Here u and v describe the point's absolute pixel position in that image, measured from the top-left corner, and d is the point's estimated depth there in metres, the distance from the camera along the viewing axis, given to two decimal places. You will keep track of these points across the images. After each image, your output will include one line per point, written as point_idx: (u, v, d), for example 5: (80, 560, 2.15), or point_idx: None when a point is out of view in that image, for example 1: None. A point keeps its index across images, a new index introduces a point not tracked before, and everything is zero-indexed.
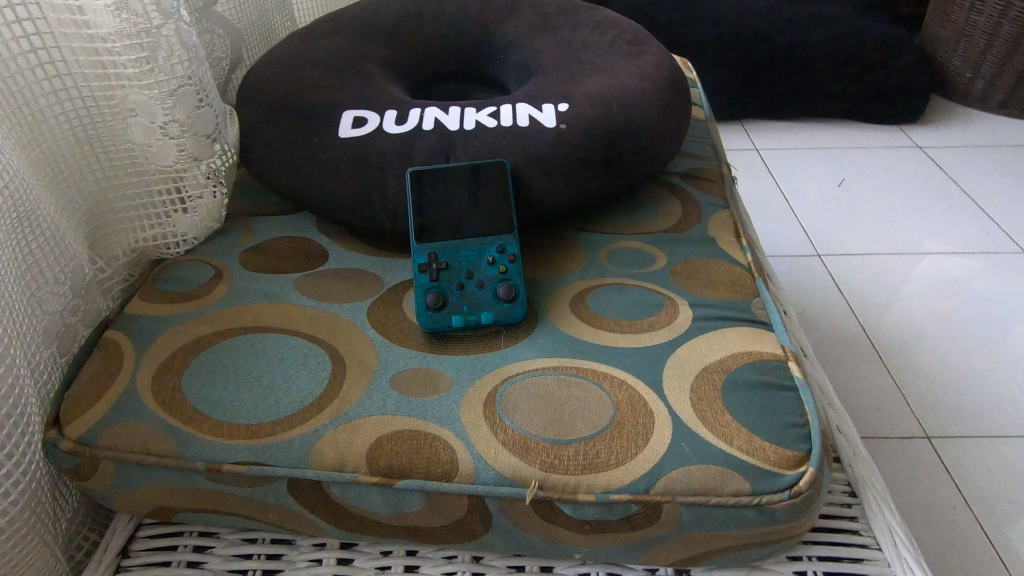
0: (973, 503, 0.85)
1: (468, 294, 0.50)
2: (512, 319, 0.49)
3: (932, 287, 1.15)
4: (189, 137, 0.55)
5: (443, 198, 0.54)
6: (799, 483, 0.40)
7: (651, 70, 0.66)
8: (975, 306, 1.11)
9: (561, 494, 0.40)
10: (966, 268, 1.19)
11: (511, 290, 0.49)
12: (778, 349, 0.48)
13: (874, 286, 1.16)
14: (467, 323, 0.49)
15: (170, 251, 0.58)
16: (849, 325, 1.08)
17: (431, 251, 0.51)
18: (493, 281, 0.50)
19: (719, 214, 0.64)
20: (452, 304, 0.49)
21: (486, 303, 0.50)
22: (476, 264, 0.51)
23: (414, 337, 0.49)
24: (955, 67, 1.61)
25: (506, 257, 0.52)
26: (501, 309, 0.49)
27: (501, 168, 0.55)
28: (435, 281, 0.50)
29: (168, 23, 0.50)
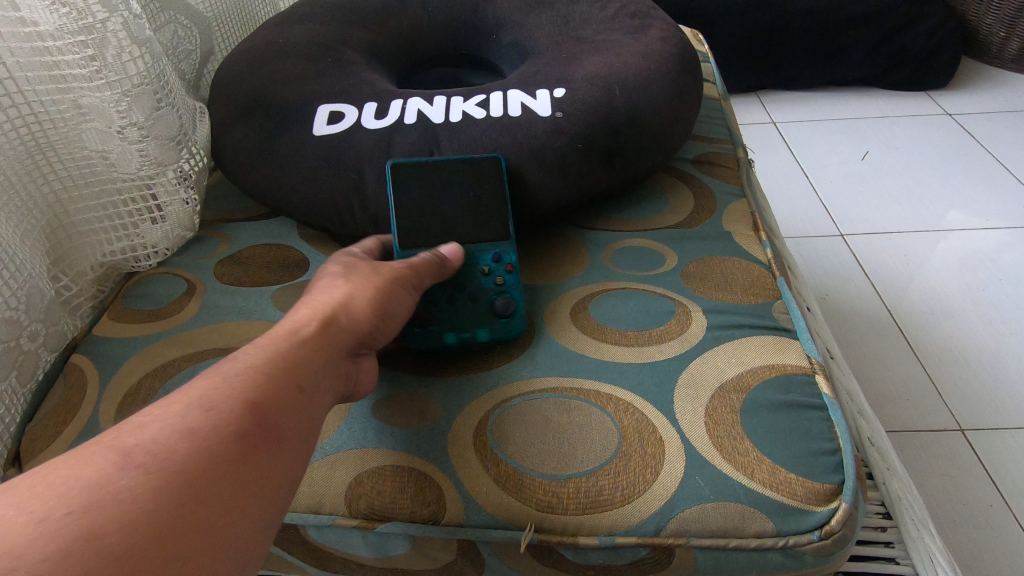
0: (1011, 501, 0.80)
1: (458, 307, 0.45)
2: (510, 334, 0.45)
3: (965, 264, 1.08)
4: (151, 141, 0.50)
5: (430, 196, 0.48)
6: (831, 522, 0.35)
7: (658, 47, 0.60)
8: (1013, 285, 1.04)
9: (561, 537, 0.36)
10: (1003, 242, 1.11)
11: (509, 303, 0.45)
12: (804, 361, 0.43)
13: (901, 266, 1.09)
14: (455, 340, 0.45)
15: (142, 264, 0.55)
16: (874, 310, 1.02)
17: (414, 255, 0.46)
18: (489, 292, 0.46)
19: (735, 205, 0.58)
20: (438, 319, 0.45)
21: (480, 318, 0.45)
22: (468, 273, 0.46)
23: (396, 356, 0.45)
24: (988, 26, 1.50)
25: (504, 265, 0.47)
26: (497, 325, 0.45)
27: (495, 164, 0.49)
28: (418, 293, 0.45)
29: (113, 17, 0.45)
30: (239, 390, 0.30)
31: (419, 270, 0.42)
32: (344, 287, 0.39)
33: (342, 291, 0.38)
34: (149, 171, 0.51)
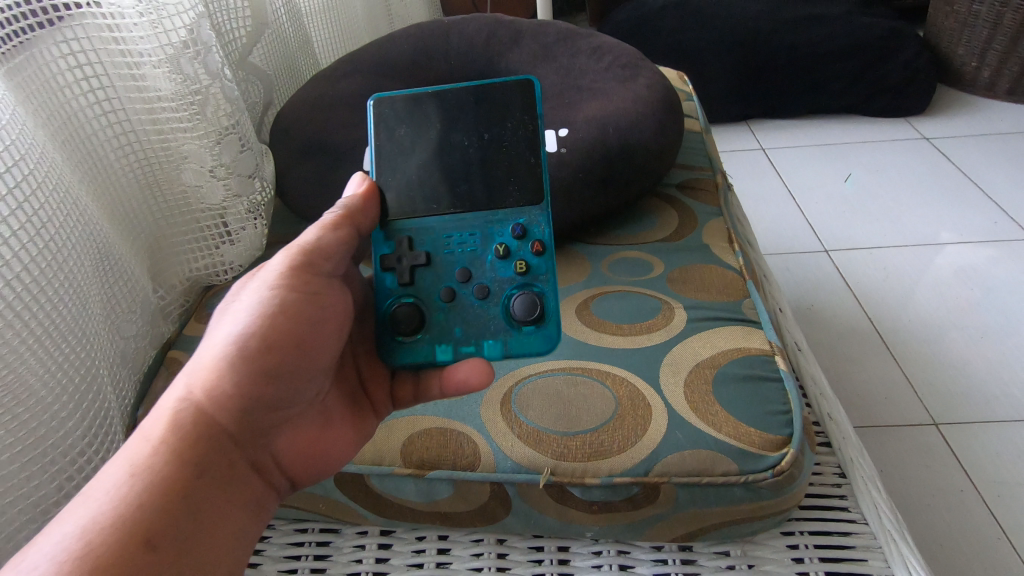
0: (980, 485, 0.87)
1: (465, 305, 0.45)
2: (536, 346, 0.44)
3: (954, 274, 1.17)
4: (233, 177, 0.61)
5: (448, 124, 0.49)
6: (781, 463, 0.45)
7: (644, 92, 0.72)
8: (990, 296, 1.12)
9: (572, 478, 0.46)
10: (985, 257, 1.20)
11: (533, 300, 0.43)
12: (766, 345, 0.54)
13: (887, 281, 1.18)
14: (459, 350, 0.44)
15: (220, 278, 0.66)
16: (859, 323, 1.10)
17: (405, 239, 0.46)
18: (509, 285, 0.45)
19: (713, 222, 0.69)
20: (440, 320, 0.44)
21: (494, 317, 0.44)
22: (482, 258, 0.46)
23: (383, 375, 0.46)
24: (961, 57, 1.60)
25: (529, 247, 0.46)
26: (514, 327, 0.44)
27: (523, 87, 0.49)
28: (412, 284, 0.45)
29: (214, 82, 0.57)
30: (102, 523, 0.31)
31: (300, 272, 0.39)
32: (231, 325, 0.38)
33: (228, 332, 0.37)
34: (228, 204, 0.62)
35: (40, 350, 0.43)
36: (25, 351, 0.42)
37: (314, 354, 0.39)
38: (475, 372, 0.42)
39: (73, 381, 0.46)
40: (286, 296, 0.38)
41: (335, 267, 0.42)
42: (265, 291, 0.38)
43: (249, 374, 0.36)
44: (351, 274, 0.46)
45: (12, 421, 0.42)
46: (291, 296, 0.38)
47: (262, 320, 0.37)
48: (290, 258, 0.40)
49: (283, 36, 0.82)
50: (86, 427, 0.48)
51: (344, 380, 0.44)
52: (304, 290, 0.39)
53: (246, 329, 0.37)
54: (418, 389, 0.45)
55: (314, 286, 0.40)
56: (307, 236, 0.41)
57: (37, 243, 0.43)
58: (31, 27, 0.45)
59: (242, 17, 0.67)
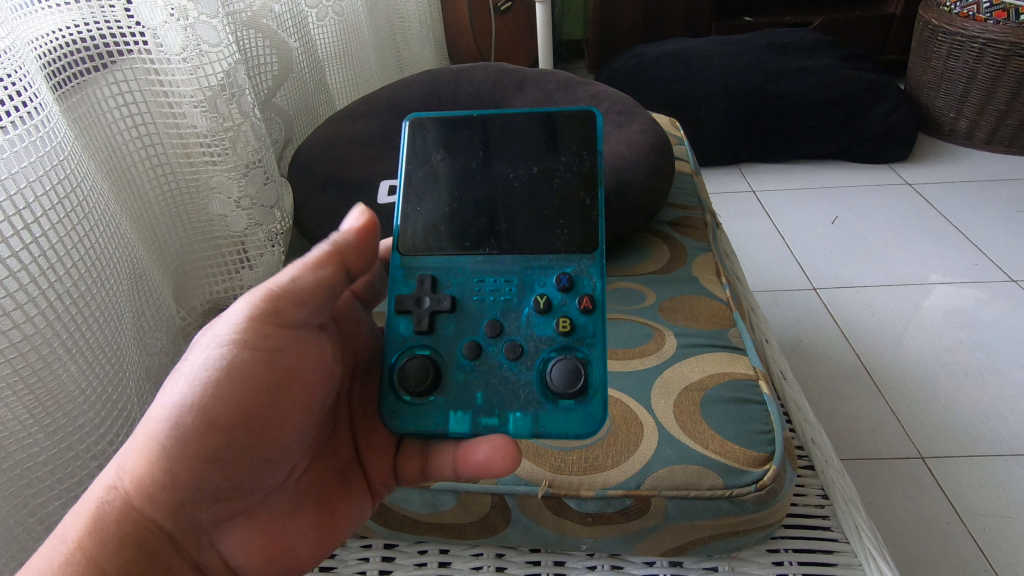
0: (966, 518, 0.86)
1: (492, 365, 0.42)
2: (576, 427, 0.40)
3: (942, 317, 1.16)
4: (257, 208, 0.65)
5: (494, 145, 0.48)
6: (763, 478, 0.49)
7: (638, 137, 0.78)
8: (971, 335, 1.12)
9: (569, 490, 0.49)
10: (971, 298, 1.20)
11: (575, 372, 0.40)
12: (751, 370, 0.58)
13: (878, 322, 1.16)
14: (479, 420, 0.41)
15: (237, 301, 0.70)
16: (849, 361, 1.09)
17: (429, 279, 0.45)
18: (547, 347, 0.42)
19: (702, 257, 0.74)
20: (461, 380, 0.42)
21: (526, 382, 0.41)
22: (518, 311, 0.44)
23: (388, 447, 0.45)
24: (940, 108, 1.68)
25: (575, 304, 0.43)
26: (548, 399, 0.41)
27: (584, 116, 0.48)
28: (431, 333, 0.43)
29: (245, 120, 0.61)
30: None
31: (266, 324, 0.38)
32: (173, 389, 0.36)
33: (169, 397, 0.36)
34: (249, 233, 0.66)
35: (81, 358, 0.45)
36: (66, 357, 0.44)
37: (266, 425, 0.38)
38: (498, 456, 0.39)
39: (105, 390, 0.48)
40: (237, 355, 0.37)
41: (308, 316, 0.40)
42: (216, 347, 0.37)
43: (187, 462, 0.36)
44: (350, 318, 0.47)
45: (53, 425, 0.44)
46: (243, 357, 0.37)
47: (205, 388, 0.36)
48: (250, 307, 0.38)
49: (303, 79, 0.88)
50: (115, 436, 0.50)
51: (329, 446, 0.44)
52: (260, 348, 0.38)
53: (190, 394, 0.36)
54: (426, 463, 0.44)
55: (274, 341, 0.38)
56: (282, 280, 0.39)
57: (88, 262, 0.47)
58: (84, 70, 0.52)
59: (269, 63, 0.73)
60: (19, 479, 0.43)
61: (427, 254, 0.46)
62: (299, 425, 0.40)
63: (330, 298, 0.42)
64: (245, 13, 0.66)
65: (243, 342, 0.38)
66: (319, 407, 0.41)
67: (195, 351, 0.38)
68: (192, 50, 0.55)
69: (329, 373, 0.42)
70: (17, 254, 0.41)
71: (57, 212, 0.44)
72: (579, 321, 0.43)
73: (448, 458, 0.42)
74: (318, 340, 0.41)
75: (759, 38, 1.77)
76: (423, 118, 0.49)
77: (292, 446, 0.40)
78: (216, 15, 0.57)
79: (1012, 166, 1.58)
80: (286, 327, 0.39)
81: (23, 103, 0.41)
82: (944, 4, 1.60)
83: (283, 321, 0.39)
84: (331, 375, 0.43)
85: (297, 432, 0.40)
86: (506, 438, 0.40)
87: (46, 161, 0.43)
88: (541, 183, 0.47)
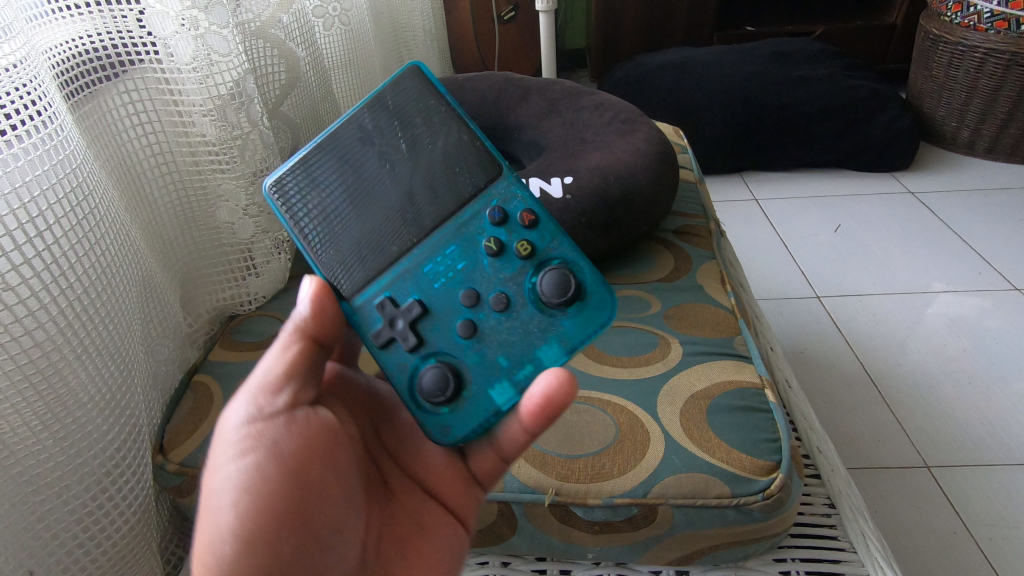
0: (973, 528, 0.85)
1: (494, 327, 0.41)
2: (598, 319, 0.41)
3: (946, 325, 1.16)
4: (263, 216, 0.66)
5: (376, 155, 0.44)
6: (770, 487, 0.49)
7: (643, 145, 0.78)
8: (975, 344, 1.12)
9: (574, 498, 0.49)
10: (975, 307, 1.20)
11: (560, 274, 0.40)
12: (756, 378, 0.58)
13: (882, 330, 1.16)
14: (516, 379, 0.40)
15: (244, 308, 0.71)
16: (853, 370, 1.09)
17: (387, 302, 0.42)
18: (525, 277, 0.42)
19: (707, 264, 0.74)
20: (477, 360, 0.41)
21: (531, 317, 0.41)
22: (480, 269, 0.42)
23: (451, 466, 0.42)
24: (941, 117, 1.68)
25: (518, 225, 0.42)
26: (558, 315, 0.41)
27: (422, 81, 0.45)
28: (422, 342, 0.41)
29: (253, 129, 0.62)
30: None
31: (263, 420, 0.36)
32: (202, 532, 0.34)
33: (204, 535, 0.34)
34: (256, 240, 0.67)
35: (91, 364, 0.46)
36: (76, 364, 0.45)
37: (306, 515, 0.35)
38: (555, 388, 0.36)
39: (113, 396, 0.48)
40: (241, 466, 0.35)
41: (298, 395, 0.38)
42: (222, 469, 0.35)
43: None
44: (352, 381, 0.44)
45: (62, 431, 0.44)
46: (249, 463, 0.35)
47: (227, 511, 0.34)
48: (238, 414, 0.36)
49: (309, 88, 0.88)
50: (122, 442, 0.50)
51: (391, 503, 0.41)
52: (260, 448, 0.35)
53: (219, 525, 0.34)
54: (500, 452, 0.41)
55: (271, 435, 0.35)
56: (258, 376, 0.37)
57: (98, 268, 0.47)
58: (95, 79, 0.53)
59: (276, 73, 0.74)
60: (28, 485, 0.43)
61: (369, 282, 0.43)
62: (342, 499, 0.37)
63: (312, 365, 0.39)
64: (254, 23, 0.67)
65: (241, 451, 0.35)
66: (352, 470, 0.39)
67: (209, 481, 0.35)
68: (203, 59, 0.56)
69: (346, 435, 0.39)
70: (29, 262, 0.41)
71: (69, 219, 0.44)
72: (531, 235, 0.42)
73: (513, 431, 0.39)
74: (322, 411, 0.38)
75: (761, 47, 1.78)
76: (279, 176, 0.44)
77: (344, 522, 0.37)
78: (228, 25, 0.57)
79: (1014, 175, 1.59)
80: (282, 415, 0.36)
81: (37, 112, 0.42)
82: (944, 14, 1.60)
83: (275, 413, 0.36)
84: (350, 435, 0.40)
85: (343, 506, 0.37)
86: (551, 368, 0.37)
87: (59, 169, 0.43)
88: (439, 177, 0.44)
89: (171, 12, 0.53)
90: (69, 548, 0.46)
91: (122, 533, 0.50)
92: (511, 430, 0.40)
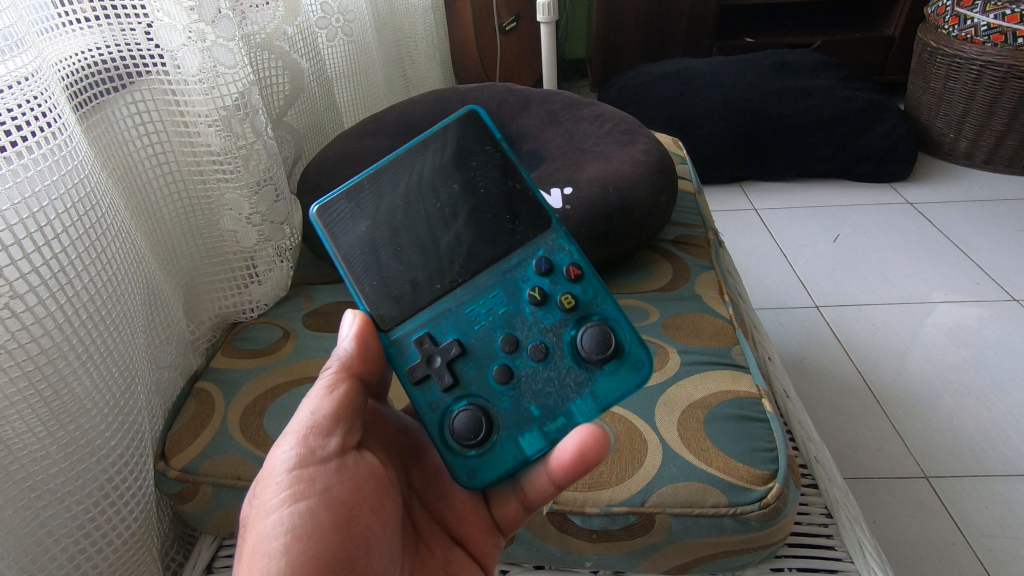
0: (972, 538, 0.85)
1: (530, 377, 0.42)
2: (632, 379, 0.41)
3: (945, 336, 1.17)
4: (266, 224, 0.66)
5: (419, 190, 0.46)
6: (767, 496, 0.49)
7: (642, 156, 0.79)
8: (974, 354, 1.12)
9: (572, 507, 0.49)
10: (974, 317, 1.21)
11: (603, 332, 0.41)
12: (754, 388, 0.59)
13: (881, 340, 1.17)
14: (547, 430, 0.41)
15: (245, 315, 0.72)
16: (852, 380, 1.09)
17: (426, 338, 0.43)
18: (565, 329, 0.42)
19: (706, 274, 0.75)
20: (509, 406, 0.41)
21: (568, 369, 0.42)
22: (522, 316, 0.43)
23: (477, 509, 0.44)
24: (939, 128, 1.70)
25: (564, 277, 0.43)
26: (594, 370, 0.41)
27: (477, 123, 0.47)
28: (457, 384, 0.42)
29: (258, 139, 0.63)
30: None
31: (314, 464, 0.37)
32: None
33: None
34: (259, 248, 0.67)
35: (94, 372, 0.46)
36: (80, 371, 0.45)
37: (356, 562, 0.36)
38: (590, 443, 0.38)
39: (116, 402, 0.49)
40: (293, 512, 0.36)
41: (344, 440, 0.39)
42: (273, 514, 0.36)
43: None
44: (386, 417, 0.46)
45: (65, 438, 0.45)
46: (300, 508, 0.36)
47: (278, 556, 0.34)
48: (288, 457, 0.37)
49: (313, 98, 0.89)
50: (125, 447, 0.51)
51: (420, 543, 0.43)
52: (313, 493, 0.36)
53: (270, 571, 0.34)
54: (523, 499, 0.43)
55: (324, 480, 0.37)
56: (306, 417, 0.38)
57: (102, 277, 0.48)
58: (103, 90, 0.54)
59: (280, 84, 0.75)
60: (31, 490, 0.43)
61: (408, 318, 0.44)
62: (384, 543, 0.39)
63: (356, 409, 0.40)
64: (259, 35, 0.68)
65: (292, 492, 0.36)
66: (394, 514, 0.40)
67: (256, 526, 0.36)
68: (209, 71, 0.56)
69: (386, 479, 0.41)
70: (37, 270, 0.42)
71: (75, 229, 0.45)
72: (575, 289, 0.43)
73: (540, 481, 0.41)
74: (363, 455, 0.40)
75: (760, 58, 1.80)
76: (331, 200, 0.47)
77: (388, 568, 0.38)
78: (233, 37, 0.58)
79: (1012, 186, 1.60)
80: (332, 459, 0.38)
81: (45, 123, 0.42)
82: (942, 26, 1.61)
83: (325, 456, 0.38)
84: (389, 478, 0.42)
85: (387, 551, 0.39)
86: (583, 425, 0.38)
87: (65, 180, 0.44)
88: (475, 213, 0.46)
89: (178, 25, 0.53)
90: (70, 553, 0.46)
91: (124, 538, 0.50)
92: (539, 480, 0.41)
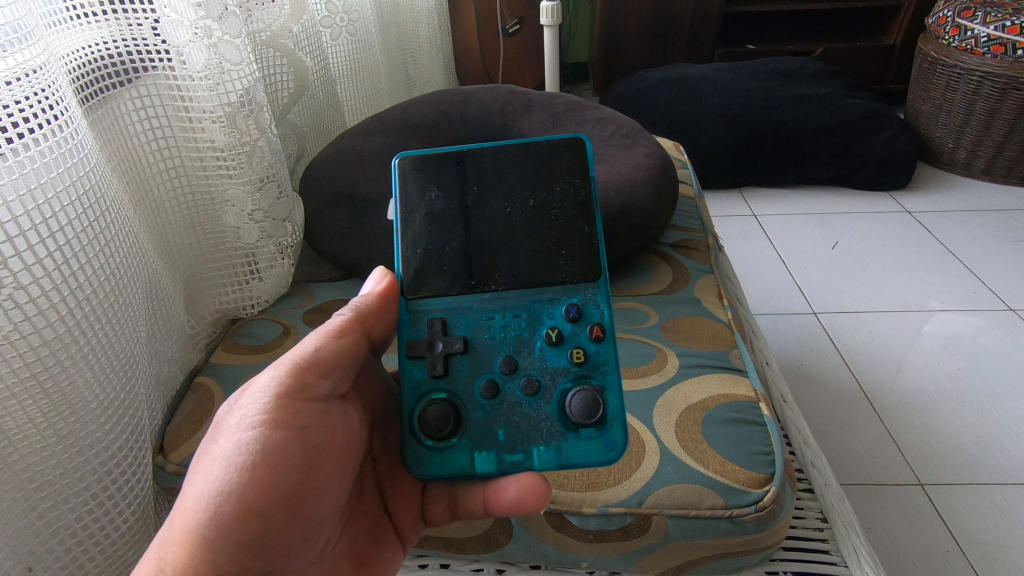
0: (966, 546, 0.85)
1: (511, 403, 0.43)
2: (598, 454, 0.42)
3: (942, 344, 1.17)
4: (268, 221, 0.67)
5: (490, 178, 0.49)
6: (764, 499, 0.49)
7: (643, 160, 0.79)
8: (971, 364, 1.13)
9: (570, 507, 0.49)
10: (971, 326, 1.21)
11: (594, 402, 0.42)
12: (751, 392, 0.59)
13: (878, 348, 1.17)
14: (503, 457, 0.42)
15: (246, 312, 0.72)
16: (848, 386, 1.09)
17: (439, 322, 0.45)
18: (563, 378, 0.43)
19: (705, 278, 0.75)
20: (480, 420, 0.43)
21: (546, 415, 0.43)
22: (532, 345, 0.45)
23: (415, 496, 0.46)
24: (939, 137, 1.70)
25: (586, 333, 0.44)
26: (570, 430, 0.42)
27: (576, 146, 0.49)
28: (446, 376, 0.44)
29: (261, 136, 0.63)
30: None
31: (298, 397, 0.38)
32: (209, 476, 0.35)
33: (204, 486, 0.35)
34: (260, 245, 0.68)
35: (96, 364, 0.46)
36: (81, 363, 0.45)
37: (306, 502, 0.38)
38: (530, 493, 0.41)
39: (116, 396, 0.49)
40: (269, 436, 0.37)
41: (333, 386, 0.40)
42: (249, 427, 0.37)
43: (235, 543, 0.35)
44: (374, 376, 0.47)
45: (65, 430, 0.45)
46: (278, 435, 0.37)
47: (242, 472, 0.35)
48: (277, 382, 0.38)
49: (316, 96, 0.90)
50: (125, 441, 0.51)
51: (358, 506, 0.44)
52: (294, 426, 0.38)
53: (230, 478, 0.35)
54: (454, 505, 0.45)
55: (306, 418, 0.38)
56: (308, 346, 0.40)
57: (104, 270, 0.48)
58: (110, 84, 0.54)
59: (285, 81, 0.75)
60: (30, 482, 0.43)
61: (432, 295, 0.47)
62: (337, 493, 0.40)
63: (351, 363, 0.42)
64: (265, 33, 0.69)
65: (274, 416, 0.37)
66: (352, 472, 0.42)
67: (227, 435, 0.37)
68: (214, 68, 0.57)
69: (358, 435, 0.43)
70: (41, 261, 0.42)
71: (80, 221, 0.45)
72: (591, 349, 0.44)
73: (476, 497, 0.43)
74: (342, 405, 0.42)
75: (762, 65, 1.81)
76: (413, 155, 0.49)
77: (332, 516, 0.40)
78: (240, 34, 0.58)
79: (1009, 196, 1.60)
80: (316, 400, 0.39)
81: (53, 116, 0.43)
82: (943, 37, 1.62)
83: (312, 395, 0.39)
84: (361, 435, 0.43)
85: (336, 501, 0.40)
86: (532, 476, 0.41)
87: (72, 171, 0.45)
88: (540, 215, 0.48)
89: (185, 21, 0.54)
90: (68, 545, 0.46)
91: (121, 531, 0.50)
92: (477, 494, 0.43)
